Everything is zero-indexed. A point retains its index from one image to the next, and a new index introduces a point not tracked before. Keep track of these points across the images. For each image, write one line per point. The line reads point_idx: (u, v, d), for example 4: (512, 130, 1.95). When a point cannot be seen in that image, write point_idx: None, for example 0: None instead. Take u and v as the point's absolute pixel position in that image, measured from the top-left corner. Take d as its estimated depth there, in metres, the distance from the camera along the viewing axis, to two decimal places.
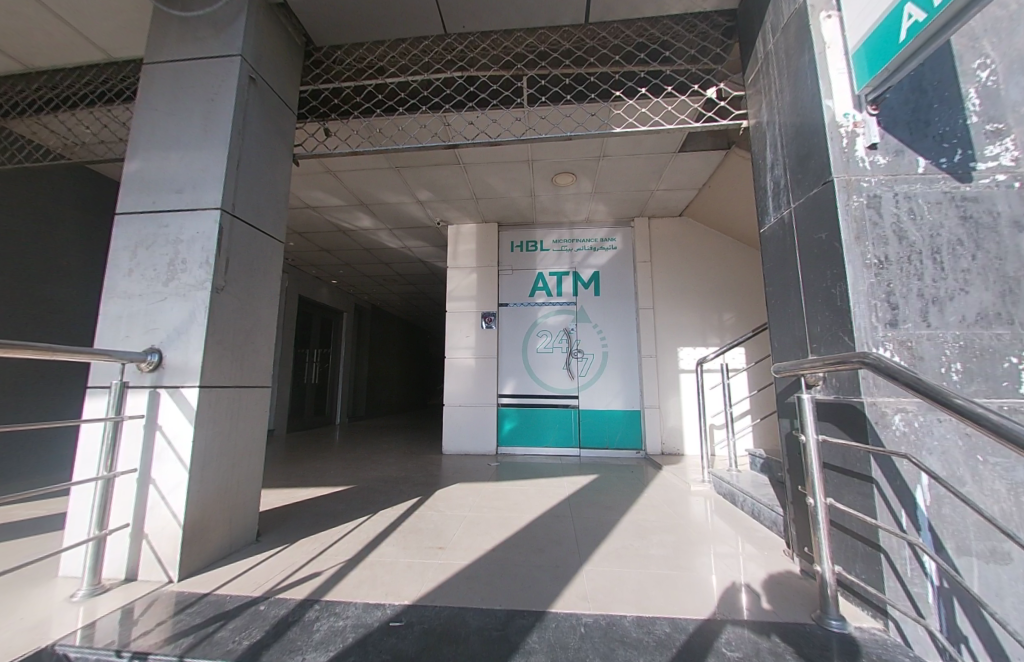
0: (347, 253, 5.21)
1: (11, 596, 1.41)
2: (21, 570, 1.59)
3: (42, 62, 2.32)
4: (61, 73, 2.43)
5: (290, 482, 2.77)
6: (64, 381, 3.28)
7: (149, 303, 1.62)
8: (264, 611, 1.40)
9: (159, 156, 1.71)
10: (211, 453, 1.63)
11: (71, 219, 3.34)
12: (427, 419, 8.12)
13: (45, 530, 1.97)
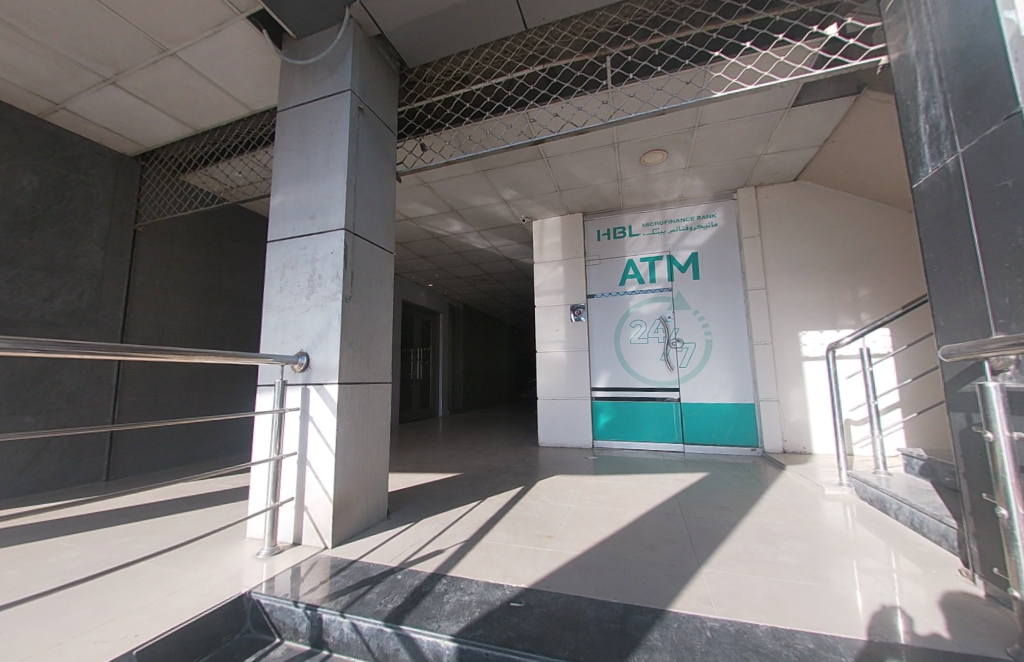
0: (440, 258, 5.58)
1: (221, 549, 1.80)
2: (225, 530, 2.02)
3: (207, 125, 2.87)
4: (219, 130, 2.98)
5: (411, 467, 3.09)
6: (238, 380, 4.07)
7: (296, 313, 1.92)
8: (402, 580, 1.59)
9: (294, 189, 2.00)
10: (350, 440, 1.89)
11: (234, 250, 4.11)
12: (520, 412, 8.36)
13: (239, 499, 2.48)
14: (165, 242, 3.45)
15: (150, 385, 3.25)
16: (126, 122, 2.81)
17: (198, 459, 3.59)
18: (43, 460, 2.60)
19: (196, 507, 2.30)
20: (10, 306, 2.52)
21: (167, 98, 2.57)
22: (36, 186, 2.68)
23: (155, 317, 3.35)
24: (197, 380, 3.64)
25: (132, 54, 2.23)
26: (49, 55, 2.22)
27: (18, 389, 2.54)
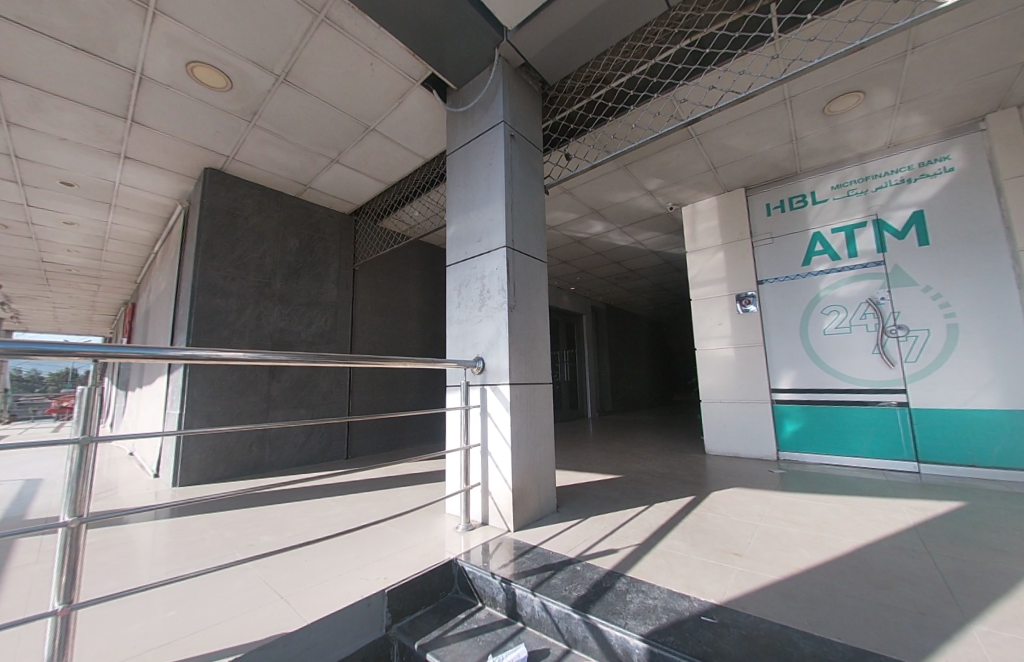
0: (582, 260, 5.67)
1: (430, 518, 2.19)
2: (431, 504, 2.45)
3: (395, 179, 3.59)
4: (403, 180, 3.69)
5: (573, 467, 3.20)
6: (427, 383, 4.91)
7: (472, 323, 2.22)
8: (582, 571, 1.66)
9: (463, 217, 2.33)
10: (522, 435, 2.08)
11: (416, 275, 4.99)
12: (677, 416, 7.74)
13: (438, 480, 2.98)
14: (372, 276, 4.43)
15: (369, 388, 4.20)
16: (344, 189, 3.73)
17: (403, 446, 4.46)
18: (314, 439, 3.63)
19: (409, 484, 2.87)
20: (291, 331, 3.61)
21: (368, 164, 3.32)
22: (298, 245, 3.79)
23: (371, 334, 4.32)
24: (399, 382, 4.53)
25: (349, 136, 2.95)
26: (302, 151, 3.11)
27: (299, 389, 3.60)
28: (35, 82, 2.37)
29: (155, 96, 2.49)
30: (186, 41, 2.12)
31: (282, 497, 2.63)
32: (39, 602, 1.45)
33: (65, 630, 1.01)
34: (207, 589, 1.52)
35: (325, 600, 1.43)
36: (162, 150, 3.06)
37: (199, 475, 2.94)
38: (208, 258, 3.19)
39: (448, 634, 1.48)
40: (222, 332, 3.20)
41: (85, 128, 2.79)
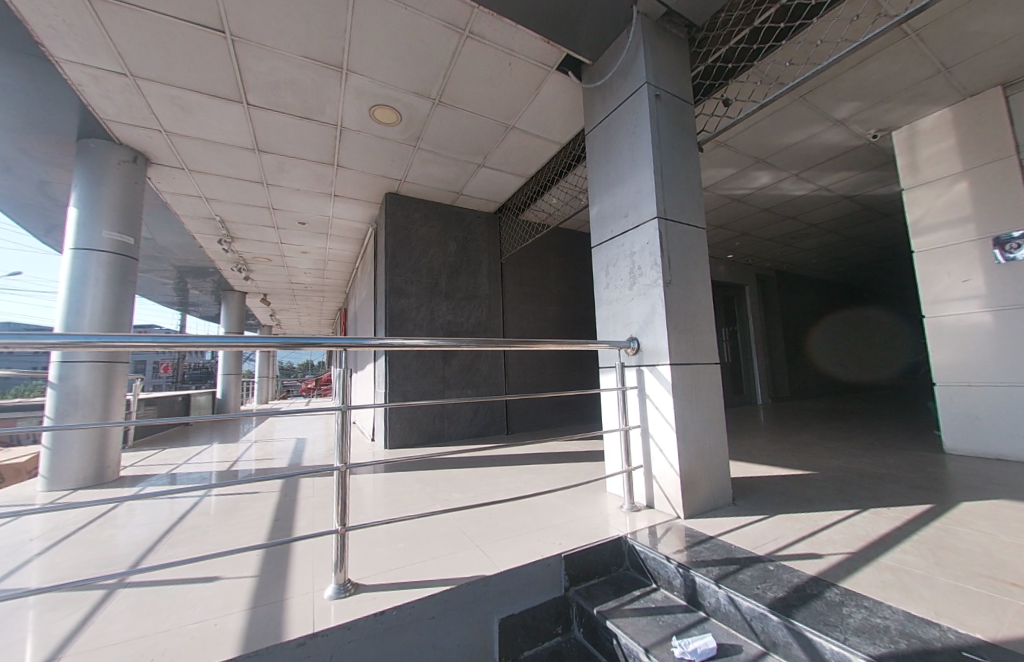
0: (742, 221, 4.98)
1: (594, 496, 2.25)
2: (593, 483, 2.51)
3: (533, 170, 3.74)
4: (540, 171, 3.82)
5: (748, 458, 2.84)
6: (573, 367, 5.01)
7: (623, 303, 2.17)
8: (777, 572, 1.47)
9: (608, 196, 2.28)
10: (688, 418, 1.94)
11: (557, 262, 5.13)
12: (889, 404, 6.07)
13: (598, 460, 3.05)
14: (517, 267, 4.73)
15: (521, 371, 4.53)
16: (488, 191, 4.07)
17: (555, 426, 4.68)
18: (481, 415, 4.12)
19: (568, 461, 3.00)
20: (455, 322, 4.15)
21: (508, 161, 3.53)
22: (455, 247, 4.29)
23: (519, 322, 4.63)
24: (546, 366, 4.76)
25: (491, 139, 3.19)
26: (453, 162, 3.50)
27: (466, 372, 4.12)
28: (282, 151, 3.26)
29: (349, 141, 3.14)
30: (368, 90, 2.59)
31: (464, 464, 3.08)
32: (326, 520, 2.05)
33: (342, 543, 1.39)
34: (424, 529, 1.89)
35: (512, 554, 1.61)
36: (355, 184, 3.86)
37: (401, 440, 3.68)
38: (392, 266, 3.91)
39: (626, 606, 1.51)
40: (406, 325, 3.88)
41: (309, 178, 3.72)
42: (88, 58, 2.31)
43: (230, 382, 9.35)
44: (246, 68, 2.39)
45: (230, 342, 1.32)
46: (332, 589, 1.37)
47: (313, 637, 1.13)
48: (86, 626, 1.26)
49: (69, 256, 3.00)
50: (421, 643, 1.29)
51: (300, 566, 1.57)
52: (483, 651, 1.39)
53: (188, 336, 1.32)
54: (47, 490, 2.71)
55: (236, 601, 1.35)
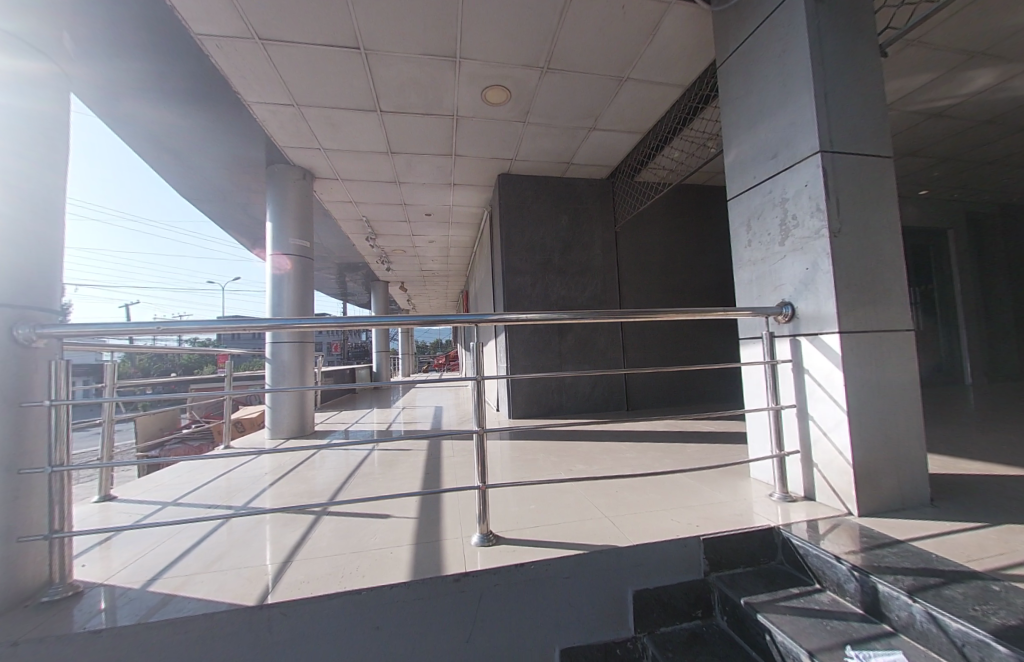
0: (944, 141, 3.75)
1: (734, 480, 2.04)
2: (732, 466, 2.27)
3: (649, 125, 3.41)
4: (654, 127, 3.47)
5: (952, 451, 2.22)
6: (698, 340, 4.57)
7: (773, 262, 1.87)
8: (1002, 593, 1.10)
9: (750, 138, 1.96)
10: (864, 396, 1.60)
11: (678, 224, 4.66)
12: None
13: (735, 441, 2.75)
14: (633, 234, 4.44)
15: (639, 345, 4.32)
16: (600, 156, 3.88)
17: (679, 403, 4.37)
18: (598, 389, 4.09)
19: (699, 442, 2.78)
20: (569, 297, 4.14)
21: (624, 117, 3.27)
22: (567, 220, 4.23)
23: (636, 293, 4.39)
24: (667, 339, 4.44)
25: (603, 97, 3.00)
26: (563, 131, 3.41)
27: (582, 347, 4.11)
28: (409, 149, 3.61)
29: (464, 129, 3.31)
30: (479, 73, 2.66)
31: (585, 437, 3.12)
32: (466, 477, 2.31)
33: (484, 499, 1.54)
34: (552, 494, 1.98)
35: (644, 529, 1.57)
36: (470, 171, 4.08)
37: (524, 411, 3.90)
38: (507, 246, 4.06)
39: (780, 602, 1.34)
40: (522, 302, 4.02)
41: (431, 171, 4.07)
42: (270, 98, 2.87)
43: (380, 358, 11.16)
44: (377, 77, 2.68)
45: (380, 320, 1.54)
46: (478, 537, 1.54)
47: (466, 575, 1.29)
48: (304, 541, 1.66)
49: (269, 261, 3.87)
50: (557, 599, 1.36)
51: (449, 514, 1.81)
52: (618, 617, 1.41)
53: (348, 317, 1.60)
54: (272, 437, 3.64)
55: (404, 537, 1.63)
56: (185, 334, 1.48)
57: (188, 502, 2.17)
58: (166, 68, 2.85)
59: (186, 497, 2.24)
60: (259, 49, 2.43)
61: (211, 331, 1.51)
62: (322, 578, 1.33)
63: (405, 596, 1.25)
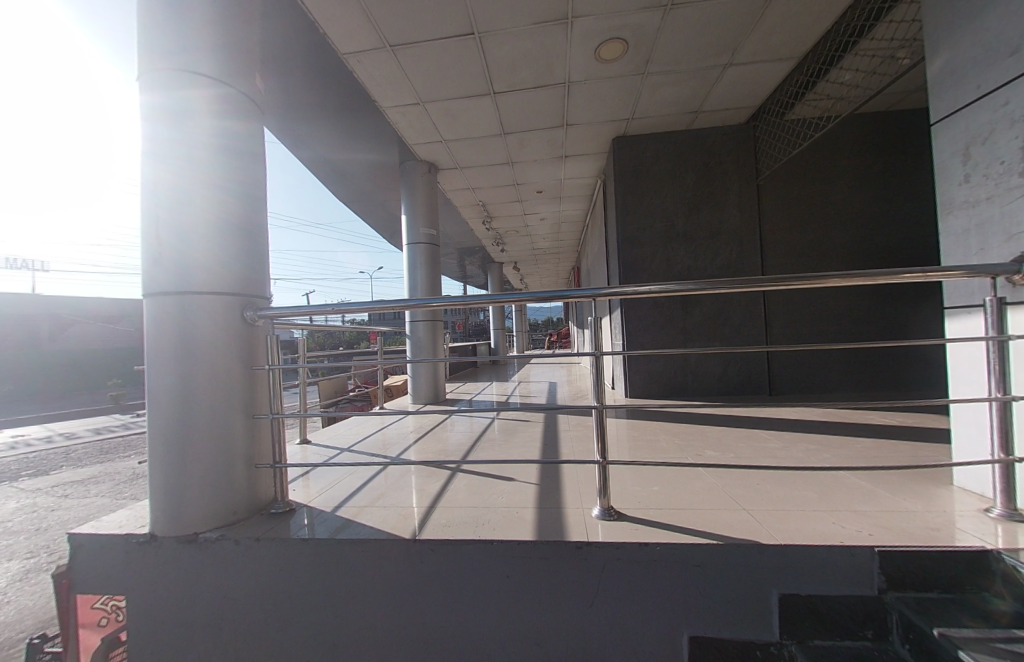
0: None
1: (927, 487, 1.62)
2: (922, 469, 1.81)
3: (804, 46, 2.76)
4: (822, 44, 2.78)
5: None
6: (870, 312, 3.68)
7: (1008, 202, 1.37)
8: None
9: (973, 31, 1.45)
10: None
11: (845, 167, 3.74)
12: None
13: (929, 438, 2.16)
14: (779, 187, 3.74)
15: (785, 318, 3.69)
16: (736, 96, 3.31)
17: (839, 388, 3.64)
18: (731, 370, 3.66)
19: (871, 436, 2.28)
20: (697, 266, 3.73)
21: (769, 42, 2.71)
22: (694, 178, 3.76)
23: (782, 258, 3.73)
24: (825, 312, 3.69)
25: (742, 23, 2.53)
26: (688, 75, 3.00)
27: (710, 323, 3.71)
28: (521, 127, 3.64)
29: (576, 95, 3.17)
30: (592, 29, 2.50)
31: (715, 421, 2.85)
32: (585, 451, 2.35)
33: (605, 474, 1.54)
34: (677, 478, 1.88)
35: (794, 529, 1.37)
36: (582, 139, 3.93)
37: (642, 390, 3.73)
38: (624, 215, 3.82)
39: (998, 644, 1.04)
40: (641, 274, 3.78)
41: (543, 146, 4.04)
42: (399, 100, 3.19)
43: (498, 336, 11.89)
44: (491, 59, 2.74)
45: (500, 298, 1.62)
46: (598, 510, 1.56)
47: (589, 545, 1.33)
48: (445, 493, 1.92)
49: (405, 250, 4.40)
50: (685, 585, 1.30)
51: (569, 485, 1.87)
52: (759, 617, 1.28)
53: (468, 295, 1.71)
54: (414, 402, 4.25)
55: (528, 499, 1.74)
56: (350, 313, 1.80)
57: (358, 450, 2.69)
58: (321, 89, 3.39)
59: (357, 446, 2.79)
60: (390, 56, 2.70)
61: (366, 311, 1.80)
62: (460, 526, 1.53)
63: (531, 554, 1.35)
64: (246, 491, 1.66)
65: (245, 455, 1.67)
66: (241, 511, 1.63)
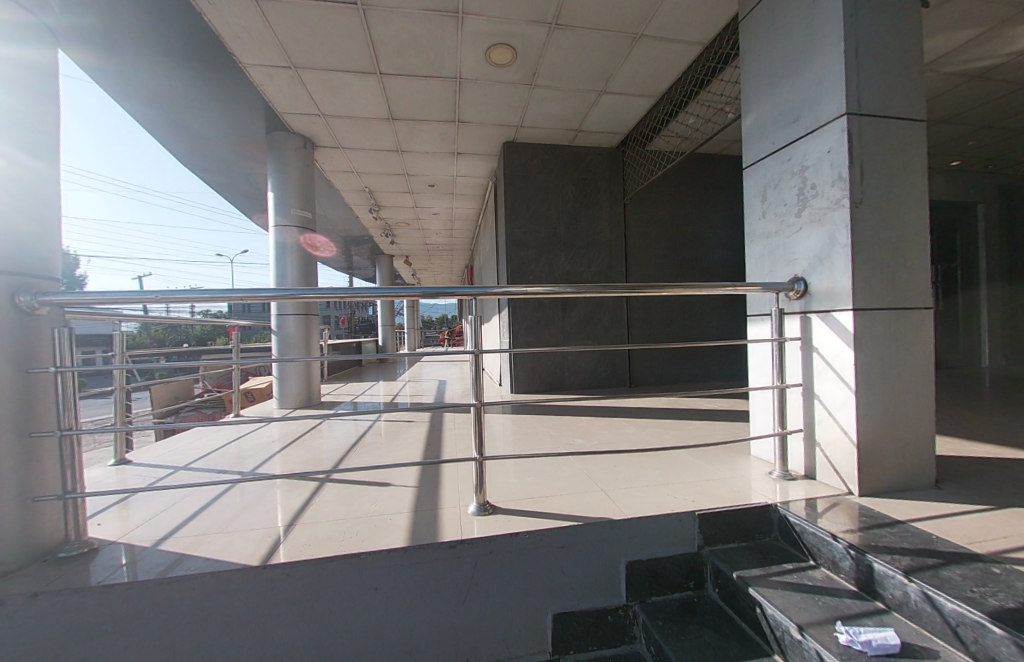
0: (983, 106, 3.64)
1: (735, 458, 2.03)
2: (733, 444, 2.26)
3: (664, 86, 3.21)
4: (676, 83, 3.19)
5: (960, 436, 2.20)
6: (706, 317, 4.50)
7: (787, 236, 1.79)
8: (1006, 578, 1.06)
9: (770, 99, 1.85)
10: (874, 378, 1.55)
11: (691, 196, 4.50)
12: None
13: (738, 419, 2.73)
14: (643, 206, 4.30)
15: (645, 321, 4.27)
16: (613, 121, 3.69)
17: (682, 380, 4.36)
18: (601, 366, 4.08)
19: (700, 419, 2.77)
20: (575, 271, 4.06)
21: (638, 79, 3.09)
22: (574, 190, 4.09)
23: (643, 269, 4.30)
24: (674, 317, 4.38)
25: (616, 56, 2.82)
26: (572, 95, 3.25)
27: (586, 324, 4.08)
28: (412, 115, 3.49)
29: (467, 92, 3.17)
30: (483, 30, 2.52)
31: (586, 413, 3.13)
32: (466, 448, 2.35)
33: (481, 470, 1.55)
34: (550, 468, 2.00)
35: (641, 504, 1.57)
36: (474, 139, 3.95)
37: (525, 386, 3.92)
38: (513, 218, 3.97)
39: (773, 577, 1.34)
40: (527, 276, 3.96)
41: (434, 139, 3.95)
42: (265, 59, 2.77)
43: (386, 333, 11.29)
44: (376, 36, 2.56)
45: (383, 291, 1.52)
46: (474, 507, 1.56)
47: (461, 542, 1.32)
48: (308, 507, 1.71)
49: (272, 233, 3.85)
50: (551, 567, 1.38)
51: (447, 484, 1.84)
52: (611, 586, 1.44)
53: (353, 288, 1.57)
54: (280, 407, 3.74)
55: (404, 503, 1.66)
56: (195, 303, 1.47)
57: (200, 466, 2.25)
58: (161, 34, 2.77)
59: (197, 462, 2.33)
60: (253, 7, 2.32)
61: (221, 301, 1.49)
62: (323, 541, 1.38)
63: (403, 560, 1.28)
64: (17, 533, 1.24)
65: (15, 487, 1.25)
66: (7, 561, 1.21)
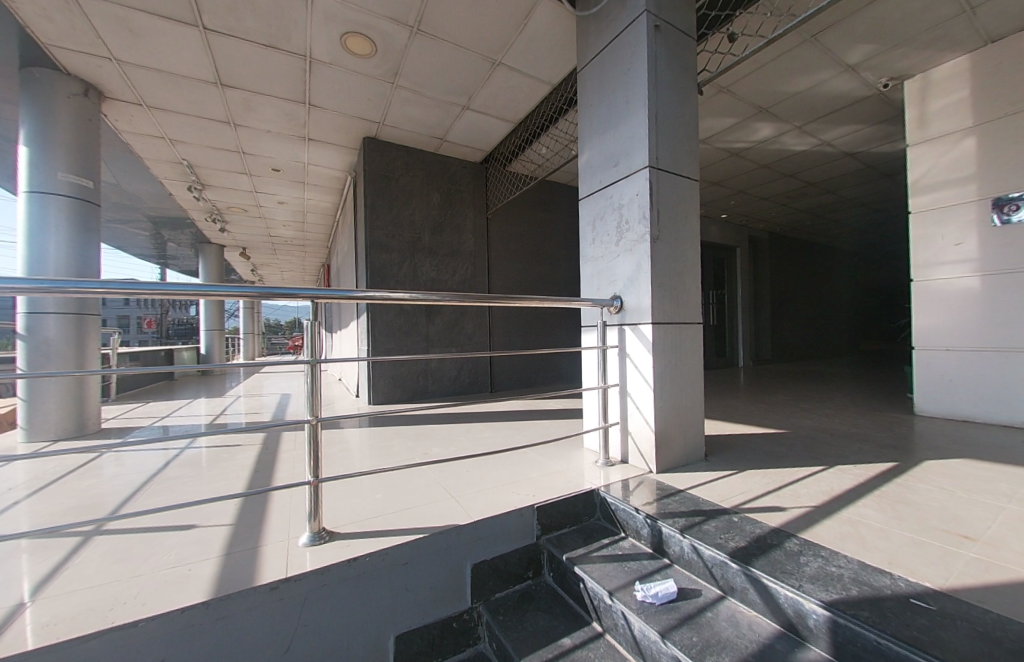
0: (741, 177, 5.01)
1: (571, 452, 2.29)
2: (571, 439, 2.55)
3: (522, 115, 3.48)
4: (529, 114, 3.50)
5: (723, 420, 2.94)
6: (558, 326, 5.04)
7: (609, 260, 2.12)
8: (740, 524, 1.45)
9: (598, 142, 2.17)
10: (665, 377, 1.95)
11: (547, 218, 5.02)
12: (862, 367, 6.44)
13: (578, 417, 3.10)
14: (505, 222, 4.60)
15: (507, 329, 4.55)
16: (478, 138, 3.84)
17: (537, 384, 4.77)
18: (464, 373, 4.17)
19: (548, 419, 3.05)
20: (440, 279, 4.07)
21: (501, 103, 3.30)
22: (439, 198, 4.11)
23: (504, 280, 4.58)
24: (531, 326, 4.78)
25: (478, 77, 2.96)
26: (437, 104, 3.28)
27: (450, 331, 4.12)
28: (249, 86, 3.01)
29: (320, 76, 2.89)
30: (339, 13, 2.35)
31: (444, 421, 3.13)
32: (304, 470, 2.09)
33: (316, 494, 1.40)
34: (400, 481, 1.93)
35: (487, 505, 1.64)
36: (329, 127, 3.63)
37: (384, 396, 3.72)
38: (373, 219, 3.75)
39: (593, 553, 1.55)
40: (388, 281, 3.79)
41: (279, 118, 3.48)
42: None
43: (212, 340, 9.35)
44: None
45: (212, 289, 1.25)
46: (306, 537, 1.40)
47: (285, 580, 1.16)
48: (57, 572, 1.28)
49: (21, 199, 2.82)
50: (392, 586, 1.33)
51: (275, 514, 1.61)
52: (455, 593, 1.45)
53: (175, 283, 1.25)
54: (30, 439, 2.75)
55: (211, 547, 1.38)
56: None
57: None
58: None
59: None
60: None
61: None
62: (79, 615, 1.05)
63: (204, 616, 1.06)
64: None
65: None
66: None
